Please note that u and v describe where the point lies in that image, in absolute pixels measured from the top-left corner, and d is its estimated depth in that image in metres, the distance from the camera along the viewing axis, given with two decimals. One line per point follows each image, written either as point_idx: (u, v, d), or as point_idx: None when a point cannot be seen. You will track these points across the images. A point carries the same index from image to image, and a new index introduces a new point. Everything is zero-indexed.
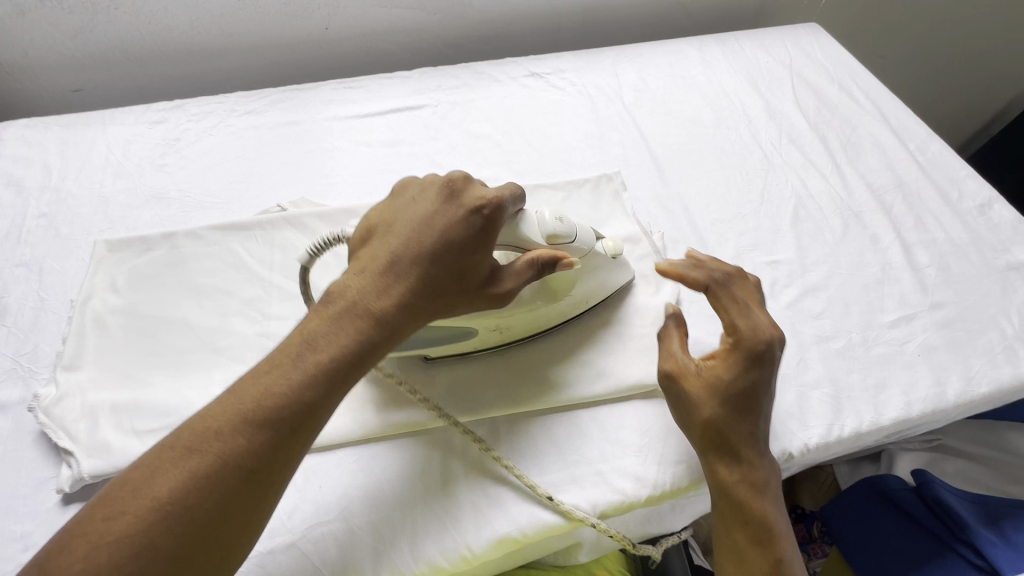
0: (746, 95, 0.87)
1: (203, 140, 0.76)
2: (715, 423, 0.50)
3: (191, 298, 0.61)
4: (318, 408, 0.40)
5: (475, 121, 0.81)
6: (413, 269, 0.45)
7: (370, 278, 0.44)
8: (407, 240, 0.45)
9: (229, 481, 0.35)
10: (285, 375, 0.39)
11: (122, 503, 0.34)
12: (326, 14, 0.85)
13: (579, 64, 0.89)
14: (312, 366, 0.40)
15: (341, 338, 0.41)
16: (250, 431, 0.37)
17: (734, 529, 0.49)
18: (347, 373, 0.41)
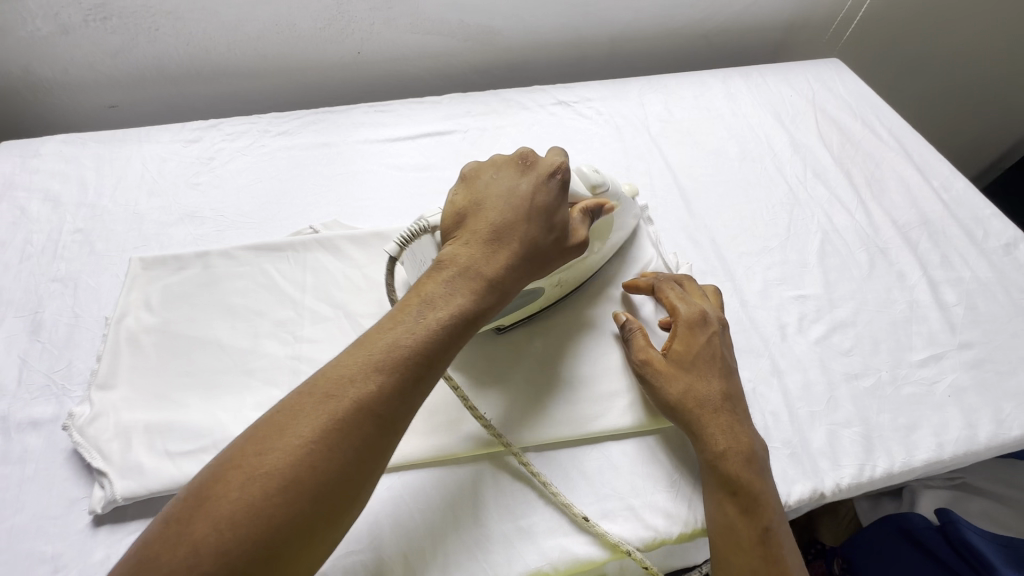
0: (770, 128, 0.88)
1: (237, 160, 0.77)
2: (688, 399, 0.54)
3: (225, 318, 0.61)
4: (437, 362, 0.43)
5: (504, 148, 0.82)
6: (515, 237, 0.49)
7: (477, 247, 0.48)
8: (505, 211, 0.49)
9: (363, 425, 0.39)
10: (410, 331, 0.43)
11: (270, 441, 0.37)
12: (360, 39, 0.87)
13: (606, 93, 0.90)
14: (430, 324, 0.44)
15: (457, 298, 0.45)
16: (380, 378, 0.40)
17: (725, 501, 0.51)
18: (461, 331, 0.45)
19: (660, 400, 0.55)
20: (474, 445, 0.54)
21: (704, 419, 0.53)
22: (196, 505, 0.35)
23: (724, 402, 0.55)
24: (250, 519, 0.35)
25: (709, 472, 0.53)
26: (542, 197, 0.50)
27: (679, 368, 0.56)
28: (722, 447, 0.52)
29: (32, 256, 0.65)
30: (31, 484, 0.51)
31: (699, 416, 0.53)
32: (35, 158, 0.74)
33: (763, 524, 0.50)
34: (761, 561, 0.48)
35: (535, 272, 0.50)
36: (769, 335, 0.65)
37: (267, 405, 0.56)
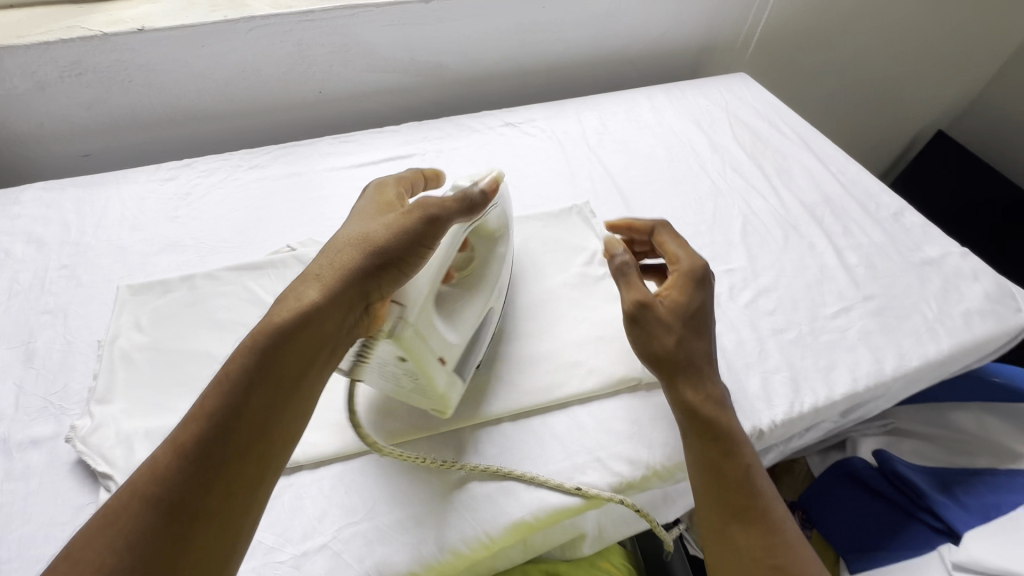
0: (692, 133, 1.01)
1: (213, 193, 0.83)
2: (680, 349, 0.59)
3: (213, 331, 0.66)
4: (268, 368, 0.43)
5: (460, 166, 0.91)
6: (351, 231, 0.51)
7: (319, 256, 0.51)
8: (345, 222, 0.54)
9: (186, 456, 0.39)
10: (247, 343, 0.44)
11: (121, 490, 0.39)
12: (321, 79, 0.96)
13: (547, 114, 1.02)
14: (266, 331, 0.44)
15: (294, 302, 0.46)
16: (212, 397, 0.42)
17: (705, 447, 0.56)
18: (298, 330, 0.45)
19: (650, 348, 0.59)
20: (454, 421, 0.60)
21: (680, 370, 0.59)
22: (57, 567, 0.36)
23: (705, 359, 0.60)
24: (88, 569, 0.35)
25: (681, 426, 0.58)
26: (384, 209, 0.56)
27: (673, 318, 0.60)
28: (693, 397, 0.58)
29: (21, 293, 0.69)
30: (36, 496, 0.54)
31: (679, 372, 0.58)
32: (15, 206, 0.78)
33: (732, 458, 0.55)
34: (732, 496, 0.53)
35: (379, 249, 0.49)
36: None
37: None
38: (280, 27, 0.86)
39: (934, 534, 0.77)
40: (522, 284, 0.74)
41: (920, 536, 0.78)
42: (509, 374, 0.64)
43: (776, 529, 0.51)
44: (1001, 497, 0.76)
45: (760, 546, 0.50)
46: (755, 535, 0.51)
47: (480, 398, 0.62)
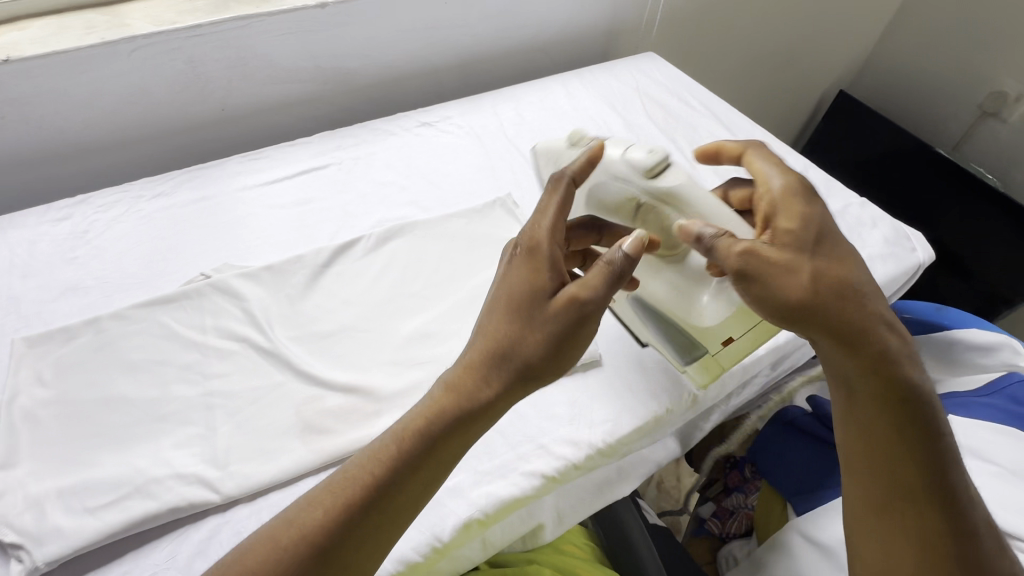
0: (607, 115, 1.03)
1: (114, 228, 0.78)
2: (813, 282, 0.53)
3: (126, 374, 0.62)
4: (401, 486, 0.46)
5: (379, 171, 0.89)
6: (530, 331, 0.50)
7: (472, 357, 0.51)
8: (517, 303, 0.51)
9: (318, 547, 0.44)
10: (378, 455, 0.47)
11: (256, 549, 0.43)
12: (221, 96, 0.92)
13: (463, 110, 1.01)
14: (396, 447, 0.47)
15: (433, 415, 0.49)
16: (344, 504, 0.45)
17: (905, 427, 0.55)
18: (422, 454, 0.47)
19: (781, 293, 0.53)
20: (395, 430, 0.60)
21: (819, 297, 0.54)
22: None
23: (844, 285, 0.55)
24: None
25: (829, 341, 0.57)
26: (515, 285, 0.52)
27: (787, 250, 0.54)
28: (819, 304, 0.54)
29: None
30: None
31: (810, 305, 0.53)
32: None
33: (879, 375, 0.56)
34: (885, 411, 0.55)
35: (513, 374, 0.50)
36: None
37: (185, 442, 0.58)
38: (166, 45, 0.82)
39: None
40: (450, 282, 0.74)
41: None
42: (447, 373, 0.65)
43: (959, 518, 0.52)
44: None
45: (902, 456, 0.54)
46: (929, 517, 0.52)
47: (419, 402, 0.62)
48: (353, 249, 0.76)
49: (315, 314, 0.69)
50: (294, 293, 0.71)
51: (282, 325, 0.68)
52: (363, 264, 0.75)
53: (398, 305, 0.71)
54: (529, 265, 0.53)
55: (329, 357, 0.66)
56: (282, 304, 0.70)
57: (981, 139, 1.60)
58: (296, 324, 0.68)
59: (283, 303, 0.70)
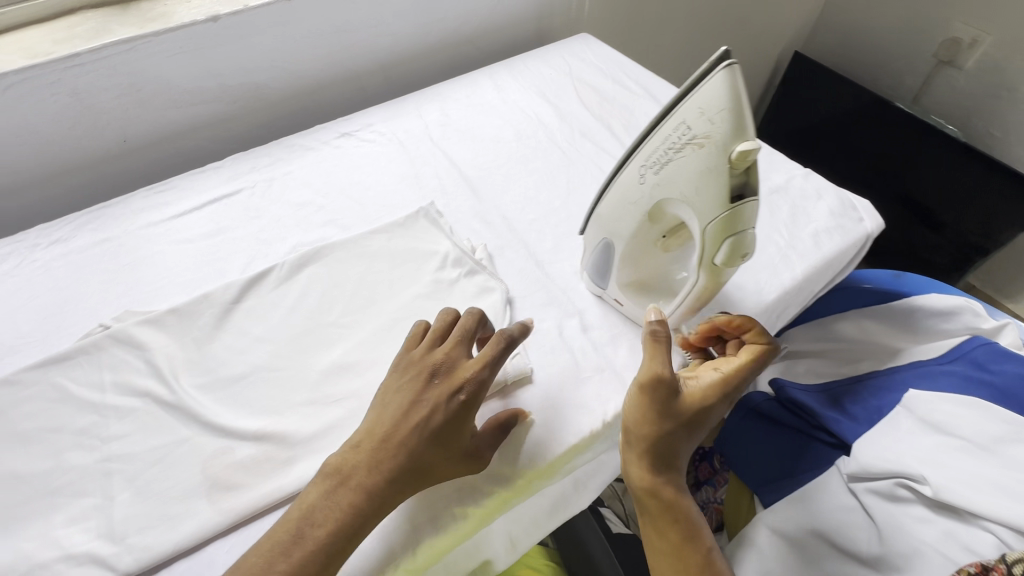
0: (538, 105, 0.98)
1: (7, 283, 0.72)
2: (664, 436, 0.55)
3: (16, 446, 0.58)
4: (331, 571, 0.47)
5: (295, 191, 0.84)
6: (396, 458, 0.51)
7: (370, 460, 0.50)
8: (423, 423, 0.52)
9: None
10: (299, 549, 0.46)
11: None
12: (119, 127, 0.86)
13: (385, 115, 0.96)
14: (329, 534, 0.47)
15: (337, 511, 0.48)
16: None
17: (672, 533, 0.56)
18: (340, 550, 0.47)
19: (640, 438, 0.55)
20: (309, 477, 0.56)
21: (665, 445, 0.55)
22: None
23: (681, 441, 0.56)
24: None
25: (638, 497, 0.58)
26: (451, 421, 0.53)
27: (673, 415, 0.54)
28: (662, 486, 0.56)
29: None
30: None
31: (656, 490, 0.56)
32: None
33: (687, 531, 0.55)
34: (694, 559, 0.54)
35: (416, 482, 0.52)
36: (566, 284, 0.72)
37: (80, 516, 0.53)
38: (43, 80, 0.76)
39: (831, 449, 0.79)
40: (372, 304, 0.69)
41: (820, 454, 0.80)
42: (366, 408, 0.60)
43: None
44: (882, 400, 0.78)
45: None
46: None
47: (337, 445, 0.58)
48: (265, 281, 0.71)
49: (226, 356, 0.64)
50: (201, 336, 0.66)
51: (187, 373, 0.63)
52: (278, 295, 0.70)
53: (313, 335, 0.66)
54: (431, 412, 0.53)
55: (239, 403, 0.61)
56: (188, 348, 0.65)
57: (939, 89, 1.57)
58: (203, 369, 0.63)
59: (189, 348, 0.65)
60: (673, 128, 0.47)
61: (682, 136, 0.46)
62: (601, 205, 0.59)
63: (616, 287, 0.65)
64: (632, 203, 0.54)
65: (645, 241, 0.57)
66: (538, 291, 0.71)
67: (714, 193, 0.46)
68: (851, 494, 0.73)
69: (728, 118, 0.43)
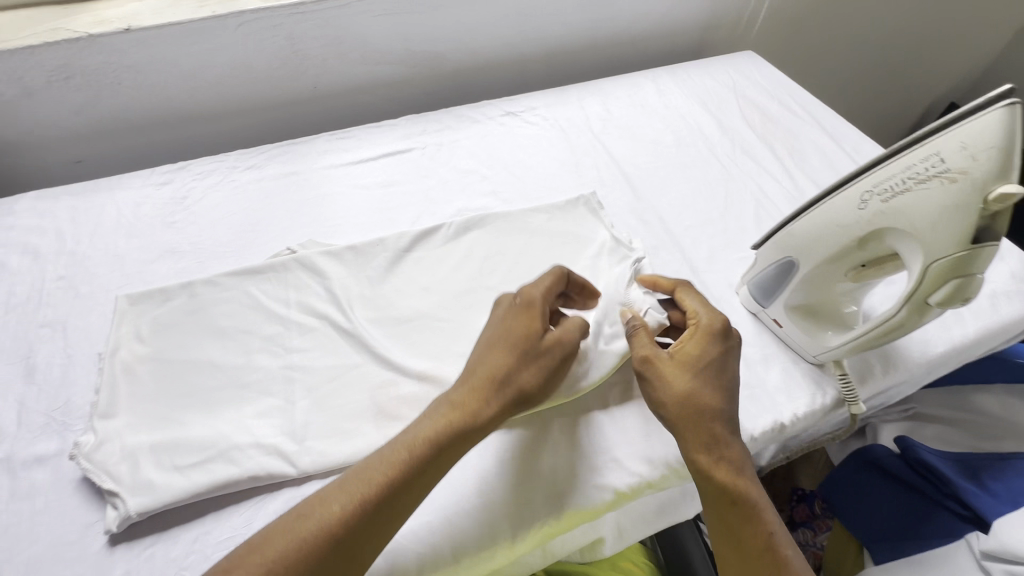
0: (700, 115, 0.97)
1: (210, 197, 0.81)
2: (690, 400, 0.54)
3: (215, 340, 0.65)
4: (411, 484, 0.48)
5: (461, 158, 0.88)
6: (491, 367, 0.54)
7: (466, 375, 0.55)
8: (503, 338, 0.56)
9: (325, 545, 0.45)
10: (382, 456, 0.49)
11: (244, 560, 0.44)
12: (314, 74, 0.93)
13: (549, 101, 0.98)
14: (408, 446, 0.50)
15: (430, 423, 0.51)
16: (331, 509, 0.46)
17: (729, 515, 0.51)
18: (425, 459, 0.49)
19: (659, 399, 0.55)
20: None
21: (698, 410, 0.53)
22: None
23: (719, 408, 0.54)
24: None
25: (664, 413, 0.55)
26: (521, 328, 0.56)
27: (684, 369, 0.55)
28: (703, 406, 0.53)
29: (19, 306, 0.67)
30: (42, 516, 0.52)
31: (687, 414, 0.53)
32: (10, 216, 0.76)
33: (716, 452, 0.52)
34: (725, 482, 0.51)
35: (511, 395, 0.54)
36: (720, 294, 0.72)
37: (267, 412, 0.59)
38: (269, 22, 0.83)
39: (960, 521, 0.74)
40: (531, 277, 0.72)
41: (946, 524, 0.75)
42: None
43: None
44: None
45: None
46: None
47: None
48: (433, 237, 0.76)
49: (395, 299, 0.69)
50: (375, 276, 0.71)
51: (361, 307, 0.69)
52: (444, 254, 0.74)
53: (476, 297, 0.70)
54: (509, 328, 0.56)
55: (406, 344, 0.65)
56: (362, 284, 0.70)
57: None
58: (375, 307, 0.69)
59: (363, 285, 0.70)
60: (926, 157, 0.47)
61: (935, 167, 0.46)
62: (795, 222, 0.59)
63: (782, 307, 0.65)
64: (841, 226, 0.54)
65: (838, 266, 0.57)
66: None
67: (958, 231, 0.46)
68: (984, 571, 0.69)
69: (995, 158, 0.44)
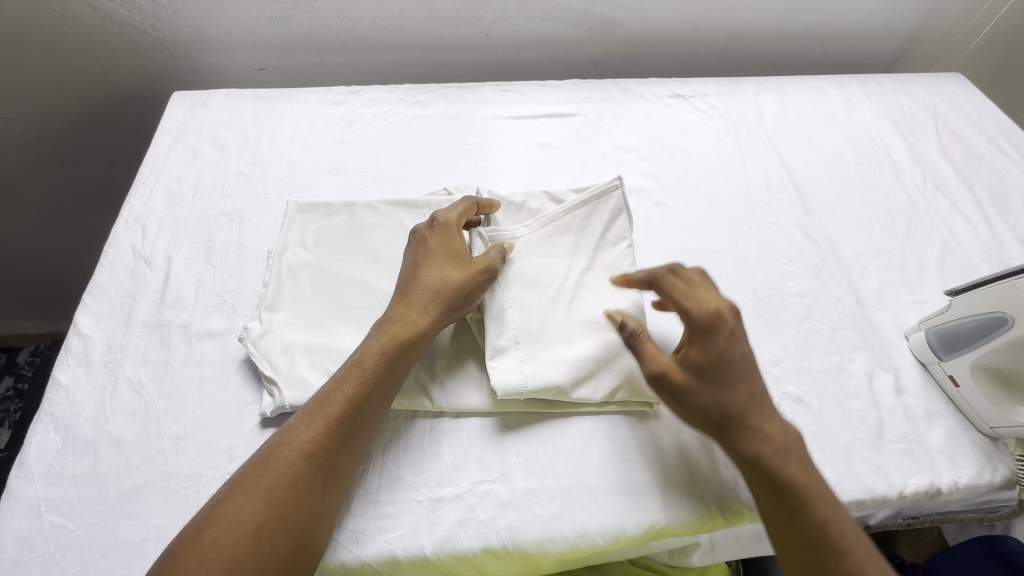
0: (888, 135, 0.88)
1: (377, 124, 0.83)
2: (745, 370, 0.51)
3: (369, 262, 0.67)
4: (369, 405, 0.52)
5: (622, 133, 0.85)
6: (442, 299, 0.58)
7: (413, 304, 0.57)
8: (445, 274, 0.59)
9: (309, 471, 0.48)
10: (349, 381, 0.52)
11: (238, 492, 0.46)
12: (490, 21, 0.92)
13: (721, 90, 0.92)
14: (366, 369, 0.53)
15: (381, 346, 0.54)
16: (307, 430, 0.49)
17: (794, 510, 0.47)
18: (383, 376, 0.53)
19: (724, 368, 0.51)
20: (559, 387, 0.57)
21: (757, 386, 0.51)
22: (206, 522, 0.44)
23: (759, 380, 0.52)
24: (234, 545, 0.43)
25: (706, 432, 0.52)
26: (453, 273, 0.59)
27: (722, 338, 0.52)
28: (732, 404, 0.50)
29: (204, 192, 0.73)
30: (209, 386, 0.58)
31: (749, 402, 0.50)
32: (205, 108, 0.82)
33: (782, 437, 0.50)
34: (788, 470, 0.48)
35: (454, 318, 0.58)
36: (886, 334, 0.66)
37: None
38: None
39: None
40: None
41: None
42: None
43: None
44: None
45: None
46: None
47: (600, 370, 0.59)
48: None
49: (555, 265, 0.65)
50: (534, 227, 0.67)
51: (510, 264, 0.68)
52: (606, 216, 0.68)
53: (630, 275, 0.66)
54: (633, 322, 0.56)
55: (550, 302, 0.63)
56: None
57: None
58: (530, 255, 0.65)
59: None
60: None
61: None
62: None
63: (971, 365, 0.58)
64: None
65: None
66: (853, 329, 0.66)
67: None
68: None
69: None
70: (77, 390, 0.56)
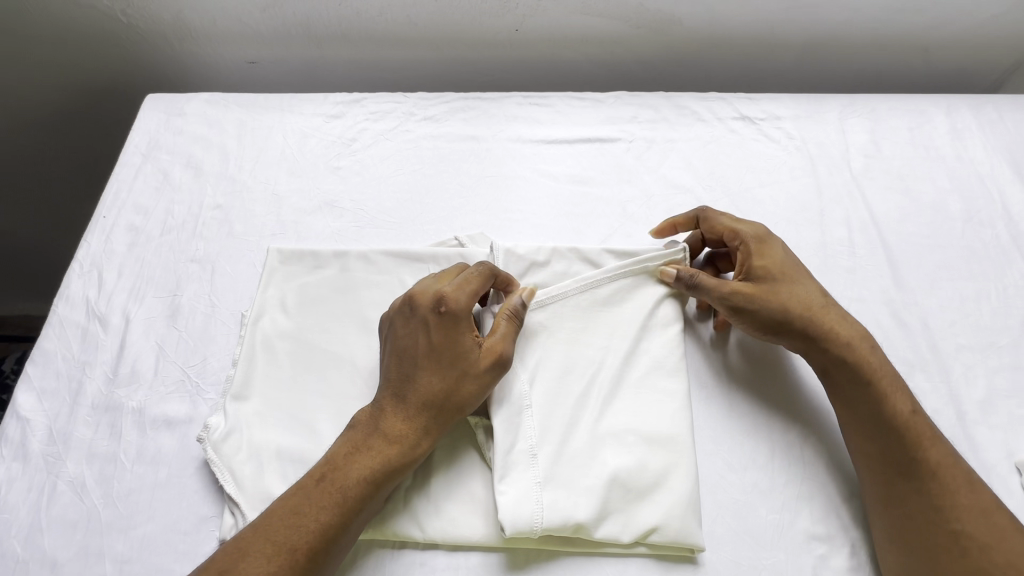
0: (1008, 181, 0.71)
1: (380, 145, 0.70)
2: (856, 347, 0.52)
3: (360, 334, 0.55)
4: (344, 533, 0.43)
5: (674, 167, 0.70)
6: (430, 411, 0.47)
7: (396, 413, 0.47)
8: (434, 379, 0.47)
9: None
10: (321, 505, 0.43)
11: None
12: (521, 14, 0.76)
13: (799, 111, 0.75)
14: (340, 489, 0.44)
15: (359, 465, 0.45)
16: (268, 556, 0.41)
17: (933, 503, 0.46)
18: (362, 501, 0.44)
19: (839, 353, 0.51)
20: (581, 524, 0.46)
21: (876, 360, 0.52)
22: None
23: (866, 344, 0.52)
24: None
25: (865, 438, 0.49)
26: (445, 380, 0.47)
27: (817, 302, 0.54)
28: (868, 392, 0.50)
29: (174, 229, 0.62)
30: (163, 492, 0.48)
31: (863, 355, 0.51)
32: (180, 118, 0.70)
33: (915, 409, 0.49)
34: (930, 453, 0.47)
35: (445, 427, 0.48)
36: (992, 464, 0.53)
37: None
38: None
39: None
40: (743, 364, 0.56)
41: None
42: (693, 491, 0.49)
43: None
44: None
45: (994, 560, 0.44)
46: None
47: (631, 503, 0.48)
48: None
49: (584, 350, 0.53)
50: (561, 298, 0.55)
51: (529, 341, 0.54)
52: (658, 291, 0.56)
53: (677, 371, 0.53)
54: (783, 302, 0.53)
55: (576, 402, 0.51)
56: None
57: None
58: (554, 338, 0.53)
59: None
60: None
61: None
62: None
63: None
64: None
65: None
66: None
67: None
68: None
69: None
70: (11, 491, 0.48)
